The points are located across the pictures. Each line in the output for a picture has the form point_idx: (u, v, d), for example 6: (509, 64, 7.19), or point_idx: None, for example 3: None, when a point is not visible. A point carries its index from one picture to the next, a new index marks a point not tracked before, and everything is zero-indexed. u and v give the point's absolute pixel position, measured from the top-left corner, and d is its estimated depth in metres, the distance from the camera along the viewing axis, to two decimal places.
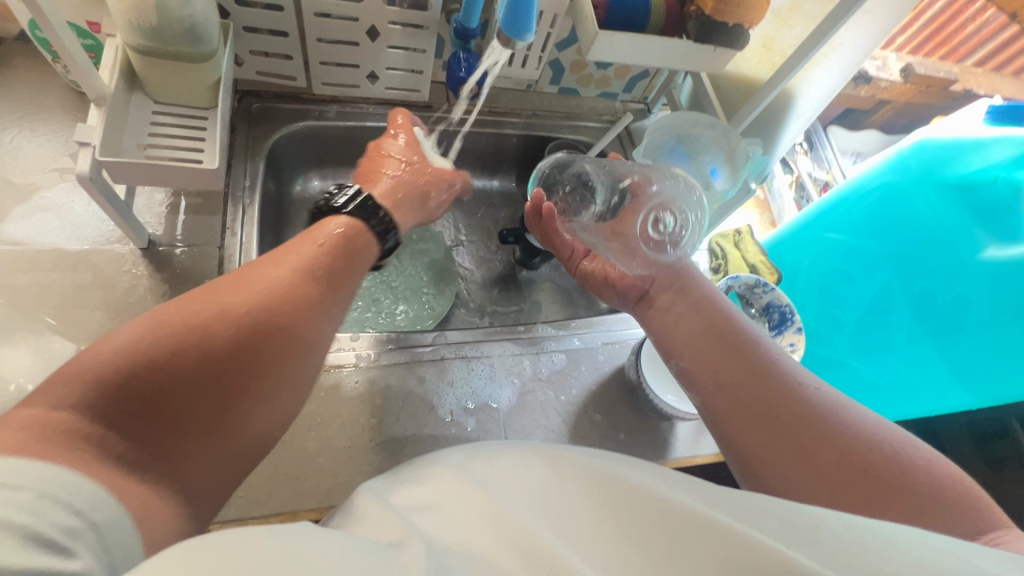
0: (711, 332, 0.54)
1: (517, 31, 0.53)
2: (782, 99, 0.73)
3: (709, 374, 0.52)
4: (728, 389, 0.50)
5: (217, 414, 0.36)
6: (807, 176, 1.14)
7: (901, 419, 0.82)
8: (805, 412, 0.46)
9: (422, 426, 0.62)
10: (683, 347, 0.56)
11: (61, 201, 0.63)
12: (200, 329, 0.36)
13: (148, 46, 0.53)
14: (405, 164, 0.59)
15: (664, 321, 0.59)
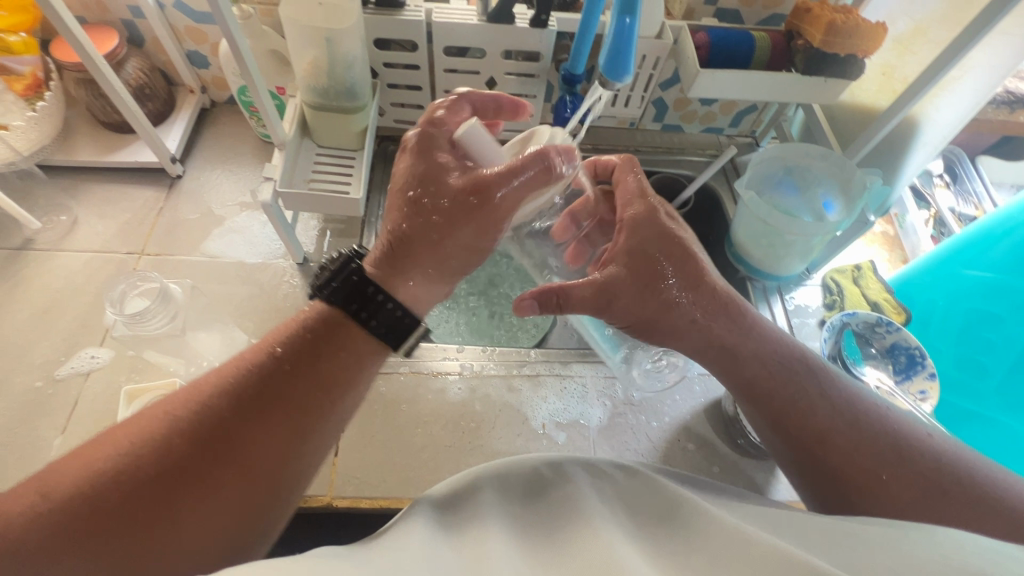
0: (788, 378, 0.53)
1: (616, 73, 0.57)
2: (905, 126, 0.69)
3: (795, 424, 0.51)
4: (818, 445, 0.49)
5: (199, 490, 0.37)
6: (949, 210, 1.03)
7: None
8: (902, 452, 0.47)
9: (517, 436, 0.66)
10: (762, 395, 0.53)
11: (244, 224, 0.79)
12: (191, 413, 0.39)
13: (320, 102, 0.67)
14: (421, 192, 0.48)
15: (749, 369, 0.54)
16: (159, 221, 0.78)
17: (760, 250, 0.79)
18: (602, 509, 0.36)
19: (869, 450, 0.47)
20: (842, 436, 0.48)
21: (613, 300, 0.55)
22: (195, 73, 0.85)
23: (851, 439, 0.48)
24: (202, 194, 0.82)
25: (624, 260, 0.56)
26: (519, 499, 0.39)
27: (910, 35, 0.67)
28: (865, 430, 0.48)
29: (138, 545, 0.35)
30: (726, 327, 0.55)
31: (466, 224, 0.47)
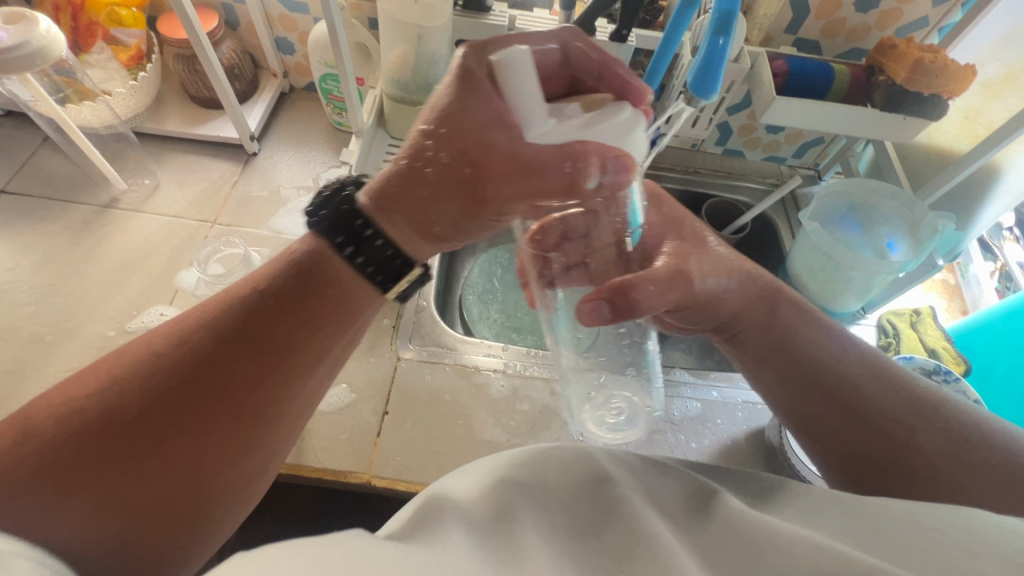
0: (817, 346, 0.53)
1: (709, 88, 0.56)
2: (985, 173, 0.67)
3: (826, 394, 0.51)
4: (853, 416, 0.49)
5: (176, 434, 0.39)
6: (1016, 265, 0.99)
7: None
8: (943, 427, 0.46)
9: (554, 439, 0.66)
10: (790, 364, 0.54)
11: None
12: (167, 357, 0.40)
13: (400, 95, 0.70)
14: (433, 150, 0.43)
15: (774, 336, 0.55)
16: (233, 193, 0.82)
17: (816, 283, 0.78)
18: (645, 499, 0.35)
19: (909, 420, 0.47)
20: (877, 411, 0.48)
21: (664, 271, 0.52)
22: (280, 58, 0.90)
23: (883, 401, 0.48)
24: (274, 173, 0.86)
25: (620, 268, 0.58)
26: (534, 475, 0.36)
27: (1000, 81, 0.65)
28: (894, 397, 0.48)
29: (123, 478, 0.37)
30: (747, 299, 0.56)
31: (456, 200, 0.44)
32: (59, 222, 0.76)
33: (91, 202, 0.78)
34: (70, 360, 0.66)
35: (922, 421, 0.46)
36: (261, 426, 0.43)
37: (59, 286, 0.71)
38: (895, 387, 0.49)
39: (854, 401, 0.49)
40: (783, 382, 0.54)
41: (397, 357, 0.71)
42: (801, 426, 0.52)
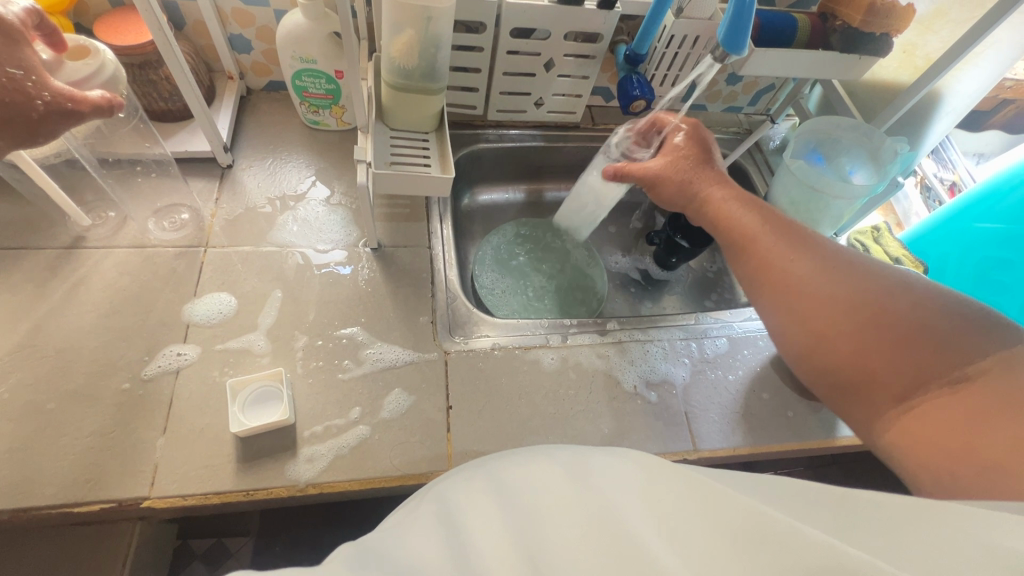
0: (799, 292, 0.56)
1: (735, 46, 0.56)
2: (928, 98, 0.78)
3: (808, 320, 0.55)
4: (810, 326, 0.55)
5: None
6: (932, 177, 1.15)
7: None
8: (855, 347, 0.51)
9: (613, 398, 0.70)
10: (820, 322, 0.54)
11: (307, 212, 0.78)
12: None
13: (401, 84, 0.67)
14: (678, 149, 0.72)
15: (815, 310, 0.54)
16: (218, 212, 0.75)
17: (800, 215, 0.87)
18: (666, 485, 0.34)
19: (798, 308, 0.56)
20: (798, 300, 0.56)
21: (817, 290, 0.55)
22: (235, 58, 0.82)
23: (836, 330, 0.53)
24: (256, 184, 0.79)
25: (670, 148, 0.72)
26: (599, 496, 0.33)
27: (931, 15, 0.75)
28: (823, 299, 0.54)
29: None
30: (886, 311, 0.50)
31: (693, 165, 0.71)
32: (16, 273, 0.65)
33: (51, 245, 0.68)
34: (85, 424, 0.58)
35: (866, 347, 0.51)
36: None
37: (43, 343, 0.62)
38: (857, 304, 0.52)
39: (785, 289, 0.57)
40: (800, 326, 0.56)
41: (444, 351, 0.70)
42: (792, 340, 0.57)
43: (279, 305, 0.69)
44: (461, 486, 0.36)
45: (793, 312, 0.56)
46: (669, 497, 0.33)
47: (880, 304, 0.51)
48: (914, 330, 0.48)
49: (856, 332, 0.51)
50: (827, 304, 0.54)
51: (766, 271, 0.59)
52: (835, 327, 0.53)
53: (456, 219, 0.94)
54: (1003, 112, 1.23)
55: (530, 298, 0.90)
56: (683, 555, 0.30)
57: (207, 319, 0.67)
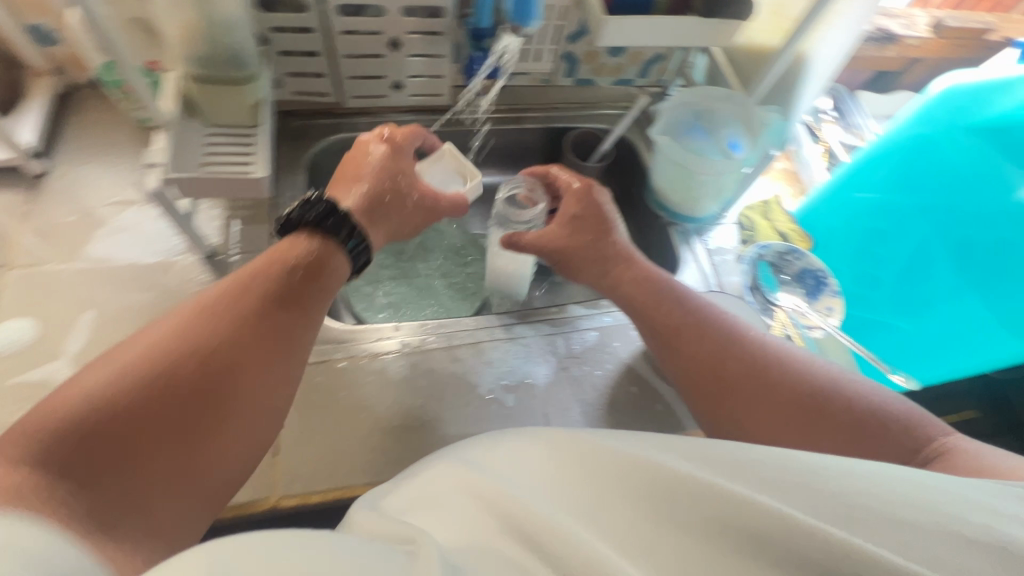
0: (727, 367, 0.55)
1: None
2: (797, 63, 0.73)
3: (738, 387, 0.54)
4: (737, 396, 0.54)
5: (205, 439, 0.41)
6: (838, 143, 1.11)
7: (941, 382, 0.80)
8: (778, 419, 0.52)
9: (465, 404, 0.66)
10: (747, 397, 0.54)
11: (133, 222, 0.71)
12: (165, 367, 0.41)
13: (199, 75, 0.60)
14: (575, 219, 0.69)
15: (742, 380, 0.54)
16: (27, 227, 0.68)
17: (678, 194, 0.82)
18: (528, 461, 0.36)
19: (730, 380, 0.55)
20: (726, 373, 0.55)
21: (740, 361, 0.55)
22: (43, 50, 0.73)
23: (764, 401, 0.53)
24: (76, 192, 0.72)
25: (569, 222, 0.69)
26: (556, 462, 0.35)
27: None
28: (752, 375, 0.54)
29: (142, 497, 0.37)
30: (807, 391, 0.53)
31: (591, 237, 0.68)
32: None
33: None
34: None
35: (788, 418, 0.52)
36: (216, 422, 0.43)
37: None
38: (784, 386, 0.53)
39: (673, 325, 0.59)
40: (730, 396, 0.54)
41: None
42: (715, 402, 0.55)
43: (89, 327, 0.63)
44: (393, 497, 0.36)
45: (725, 377, 0.55)
46: (528, 470, 0.35)
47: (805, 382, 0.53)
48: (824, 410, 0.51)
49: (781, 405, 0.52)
50: (759, 379, 0.54)
51: (701, 339, 0.58)
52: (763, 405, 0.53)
53: None
54: (913, 71, 1.20)
55: (401, 296, 0.85)
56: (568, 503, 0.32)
57: (4, 348, 0.60)
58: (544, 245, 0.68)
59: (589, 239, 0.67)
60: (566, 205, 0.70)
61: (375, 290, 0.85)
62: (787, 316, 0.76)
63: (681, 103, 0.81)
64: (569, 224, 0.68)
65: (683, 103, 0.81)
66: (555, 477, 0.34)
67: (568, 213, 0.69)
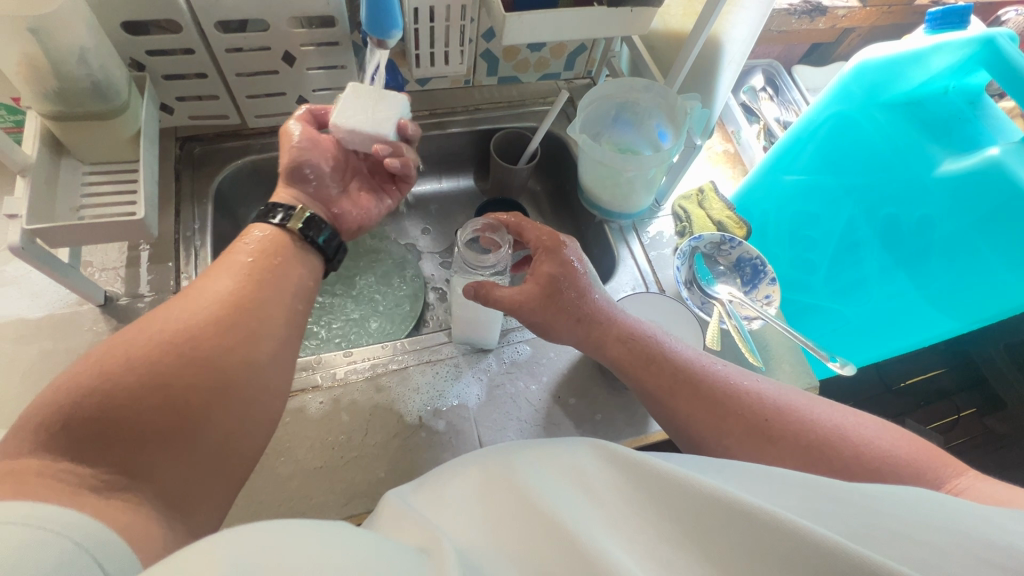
0: (699, 393, 0.53)
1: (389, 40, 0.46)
2: (712, 46, 0.70)
3: (704, 417, 0.52)
4: (710, 424, 0.52)
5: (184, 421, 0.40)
6: (775, 122, 1.09)
7: (871, 361, 0.82)
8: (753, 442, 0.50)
9: (392, 436, 0.62)
10: (714, 428, 0.51)
11: (20, 273, 0.66)
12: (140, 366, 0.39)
13: (60, 112, 0.55)
14: (556, 274, 0.58)
15: (706, 414, 0.52)
16: None
17: (607, 192, 0.79)
18: (485, 508, 0.36)
19: (700, 409, 0.52)
20: (695, 399, 0.53)
21: (709, 390, 0.53)
22: None
23: (734, 431, 0.51)
24: None
25: (542, 279, 0.58)
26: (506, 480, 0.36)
27: None
28: (718, 404, 0.52)
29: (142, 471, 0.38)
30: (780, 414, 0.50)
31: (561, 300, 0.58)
32: None
33: None
34: None
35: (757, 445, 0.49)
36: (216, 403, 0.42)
37: None
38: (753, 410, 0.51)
39: (667, 385, 0.54)
40: (698, 425, 0.52)
41: None
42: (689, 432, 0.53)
43: None
44: (398, 509, 0.36)
45: (697, 411, 0.52)
46: (490, 522, 0.35)
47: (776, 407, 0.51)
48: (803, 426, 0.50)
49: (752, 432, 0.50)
50: (724, 408, 0.52)
51: (672, 373, 0.55)
52: (733, 431, 0.51)
53: None
54: (847, 42, 1.19)
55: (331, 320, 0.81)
56: (532, 556, 0.32)
57: None
58: (514, 309, 0.57)
59: (565, 298, 0.58)
60: (536, 265, 0.59)
61: None
62: (726, 308, 0.73)
63: (609, 87, 0.77)
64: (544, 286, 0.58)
65: (611, 89, 0.77)
66: (516, 525, 0.34)
67: (540, 270, 0.58)
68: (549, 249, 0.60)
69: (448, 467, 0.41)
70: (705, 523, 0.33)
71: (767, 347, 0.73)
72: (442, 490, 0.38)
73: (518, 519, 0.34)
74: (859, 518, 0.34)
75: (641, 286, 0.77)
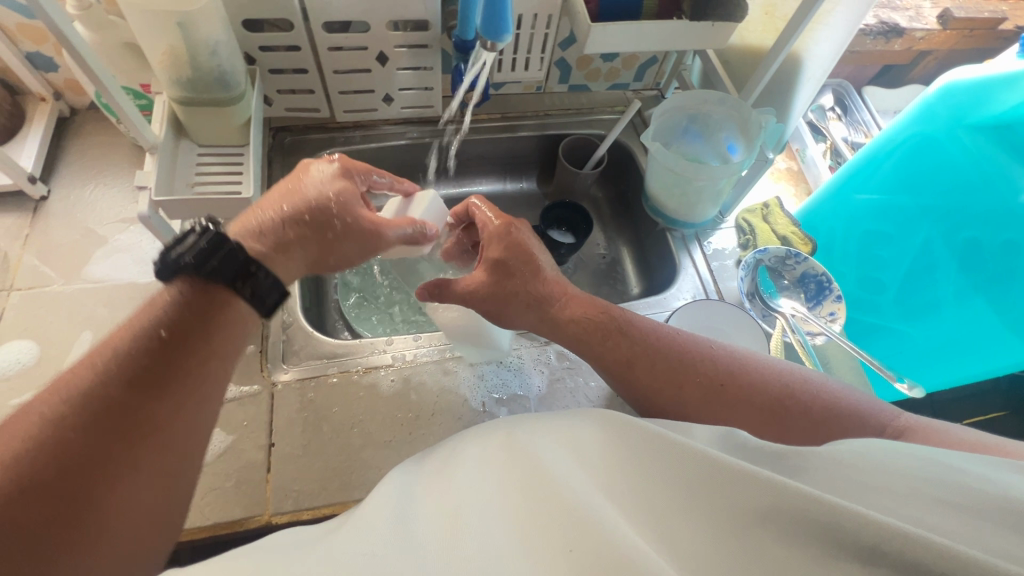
0: (658, 361, 0.53)
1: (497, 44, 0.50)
2: (791, 63, 0.71)
3: (657, 381, 0.53)
4: (666, 390, 0.52)
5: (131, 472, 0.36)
6: (843, 141, 1.08)
7: (945, 387, 0.81)
8: (702, 400, 0.51)
9: (456, 419, 0.65)
10: (670, 393, 0.52)
11: (132, 242, 0.72)
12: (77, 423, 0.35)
13: (186, 97, 0.61)
14: (507, 259, 0.59)
15: (659, 376, 0.53)
16: (28, 249, 0.70)
17: (673, 200, 0.80)
18: (484, 479, 0.37)
19: (651, 372, 0.53)
20: (651, 366, 0.53)
21: (660, 351, 0.54)
22: (42, 77, 0.75)
23: (685, 394, 0.51)
24: (76, 214, 0.73)
25: (490, 266, 0.59)
26: (513, 456, 0.39)
27: None
28: (669, 372, 0.53)
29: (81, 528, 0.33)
30: (727, 372, 0.52)
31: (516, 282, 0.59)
32: None
33: None
34: None
35: (713, 404, 0.50)
36: (177, 425, 0.39)
37: None
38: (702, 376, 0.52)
39: (624, 359, 0.54)
40: (652, 391, 0.53)
41: (272, 384, 0.65)
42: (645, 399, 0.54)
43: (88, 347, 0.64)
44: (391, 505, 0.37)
45: (650, 375, 0.53)
46: (500, 501, 0.35)
47: (722, 367, 0.52)
48: (748, 379, 0.51)
49: (701, 397, 0.51)
50: (673, 376, 0.52)
51: (628, 331, 0.56)
52: (680, 396, 0.51)
53: None
54: (923, 64, 1.16)
55: (398, 309, 0.85)
56: (541, 536, 0.32)
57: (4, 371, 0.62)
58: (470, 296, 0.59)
59: (516, 281, 0.59)
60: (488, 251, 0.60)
61: (370, 304, 0.85)
62: (789, 323, 0.74)
63: (661, 110, 0.79)
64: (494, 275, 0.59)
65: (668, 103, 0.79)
66: (514, 491, 0.36)
67: (488, 257, 0.60)
68: (501, 238, 0.61)
69: (445, 455, 0.43)
70: (703, 498, 0.33)
71: (828, 364, 0.73)
72: (456, 476, 0.39)
73: (515, 491, 0.36)
74: (828, 474, 0.34)
75: (701, 295, 0.78)
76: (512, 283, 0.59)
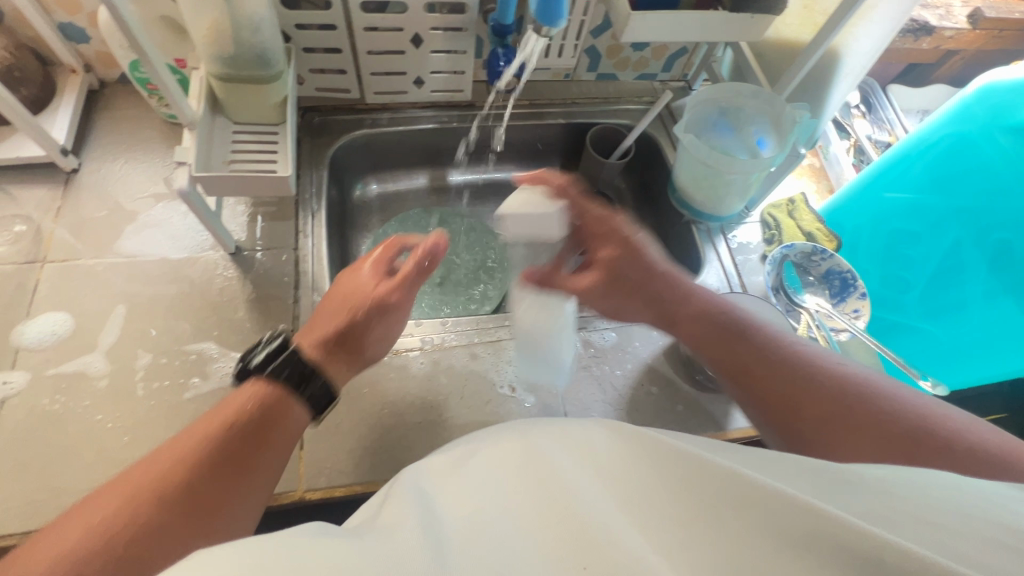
0: (747, 367, 0.54)
1: None
2: (828, 58, 0.71)
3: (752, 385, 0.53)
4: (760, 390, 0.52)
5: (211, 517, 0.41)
6: (867, 139, 1.08)
7: (967, 384, 0.82)
8: (796, 401, 0.49)
9: (484, 403, 0.66)
10: (762, 393, 0.52)
11: (163, 217, 0.72)
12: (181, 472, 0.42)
13: (226, 73, 0.60)
14: (614, 255, 0.62)
15: (770, 382, 0.52)
16: (60, 221, 0.70)
17: (702, 193, 0.80)
18: (499, 473, 0.35)
19: (757, 378, 0.53)
20: (760, 374, 0.53)
21: (757, 354, 0.54)
22: (75, 49, 0.75)
23: (765, 389, 0.52)
24: (106, 188, 0.73)
25: (608, 268, 0.62)
26: (521, 453, 0.36)
27: None
28: (761, 371, 0.53)
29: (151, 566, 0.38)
30: (807, 375, 0.51)
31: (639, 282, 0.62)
32: None
33: None
34: None
35: (801, 402, 0.49)
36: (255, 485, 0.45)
37: None
38: (780, 375, 0.51)
39: (743, 367, 0.54)
40: (755, 394, 0.53)
41: None
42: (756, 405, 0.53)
43: (121, 321, 0.65)
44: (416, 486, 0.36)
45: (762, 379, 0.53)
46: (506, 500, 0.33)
47: (794, 368, 0.52)
48: (850, 389, 0.49)
49: (788, 395, 0.50)
50: (778, 380, 0.52)
51: (737, 338, 0.56)
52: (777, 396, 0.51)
53: (344, 215, 0.86)
54: (949, 64, 1.16)
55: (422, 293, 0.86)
56: (550, 539, 0.30)
57: (39, 342, 0.62)
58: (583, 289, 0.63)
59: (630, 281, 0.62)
60: (602, 253, 0.63)
61: None
62: (813, 318, 0.75)
63: (694, 103, 0.79)
64: (609, 273, 0.62)
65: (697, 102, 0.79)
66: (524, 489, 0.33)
67: (603, 257, 0.63)
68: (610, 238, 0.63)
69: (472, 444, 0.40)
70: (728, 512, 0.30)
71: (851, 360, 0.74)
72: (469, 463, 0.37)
73: (527, 492, 0.33)
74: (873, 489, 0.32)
75: (727, 288, 0.78)
76: (627, 280, 0.62)
